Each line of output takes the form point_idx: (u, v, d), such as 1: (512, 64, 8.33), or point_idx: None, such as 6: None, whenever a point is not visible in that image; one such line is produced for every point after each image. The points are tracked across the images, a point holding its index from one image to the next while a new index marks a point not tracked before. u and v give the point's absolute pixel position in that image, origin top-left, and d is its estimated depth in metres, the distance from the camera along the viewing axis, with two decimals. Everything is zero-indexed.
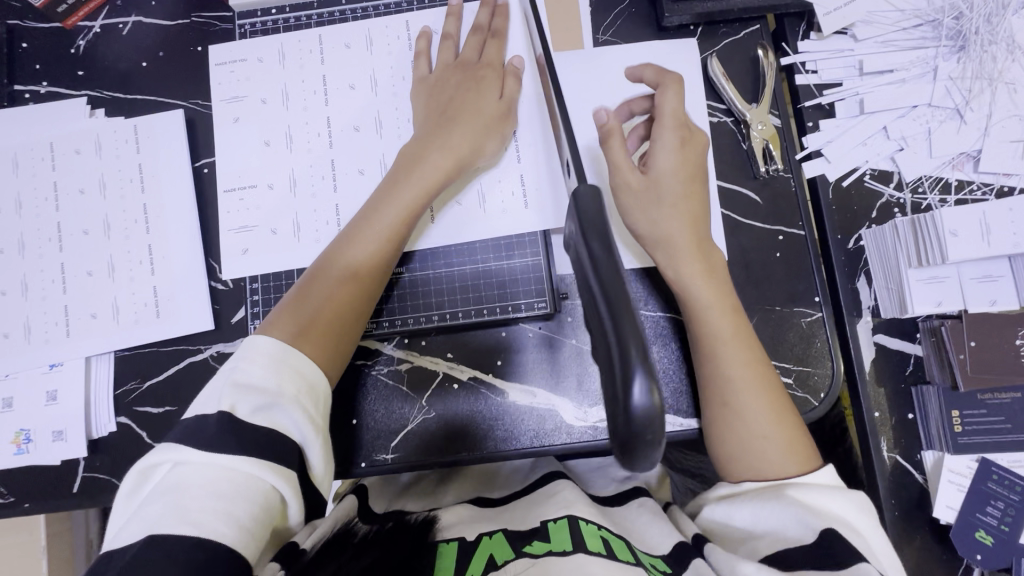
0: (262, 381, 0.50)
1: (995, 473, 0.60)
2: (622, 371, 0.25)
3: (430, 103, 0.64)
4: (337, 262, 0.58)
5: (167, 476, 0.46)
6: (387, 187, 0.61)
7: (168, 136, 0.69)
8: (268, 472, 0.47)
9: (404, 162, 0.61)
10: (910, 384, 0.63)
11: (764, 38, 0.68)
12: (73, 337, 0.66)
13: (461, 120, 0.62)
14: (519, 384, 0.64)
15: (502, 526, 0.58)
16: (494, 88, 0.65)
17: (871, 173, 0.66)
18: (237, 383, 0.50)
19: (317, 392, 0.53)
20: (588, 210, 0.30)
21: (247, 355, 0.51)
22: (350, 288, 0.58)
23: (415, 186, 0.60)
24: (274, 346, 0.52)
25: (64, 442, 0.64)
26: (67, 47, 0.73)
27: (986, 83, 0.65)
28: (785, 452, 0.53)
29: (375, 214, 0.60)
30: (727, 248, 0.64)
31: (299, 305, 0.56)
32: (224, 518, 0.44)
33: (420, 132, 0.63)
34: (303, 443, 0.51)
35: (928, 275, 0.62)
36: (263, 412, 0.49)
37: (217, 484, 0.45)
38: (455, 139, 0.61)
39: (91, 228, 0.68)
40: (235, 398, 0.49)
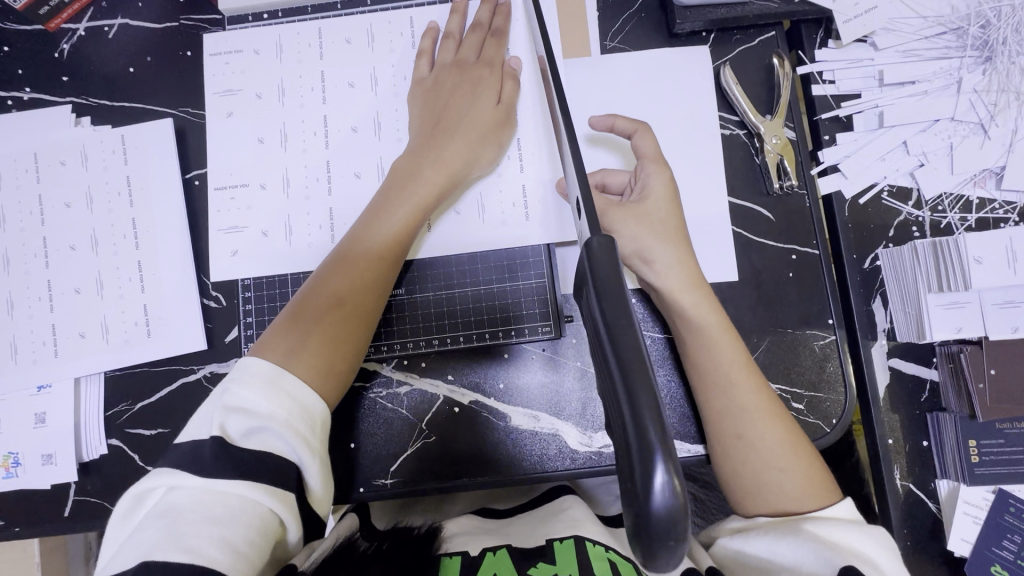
0: (254, 403, 0.47)
1: (1013, 506, 0.59)
2: (644, 461, 0.24)
3: (425, 109, 0.62)
4: (330, 279, 0.56)
5: (161, 501, 0.44)
6: (381, 200, 0.58)
7: (157, 147, 0.67)
8: (264, 496, 0.45)
9: (397, 175, 0.59)
10: (925, 411, 0.61)
11: (780, 45, 0.65)
12: (61, 357, 0.64)
13: (458, 128, 0.60)
14: (522, 409, 0.62)
15: (505, 542, 0.56)
16: (491, 91, 0.62)
17: (889, 190, 0.64)
18: (229, 407, 0.47)
19: (313, 415, 0.49)
20: (603, 268, 0.28)
21: (239, 378, 0.49)
22: (347, 307, 0.55)
23: (413, 197, 0.58)
24: (267, 369, 0.49)
25: (54, 466, 0.62)
26: (51, 52, 0.69)
27: (1012, 96, 0.62)
28: (802, 486, 0.51)
29: (369, 229, 0.57)
30: (738, 268, 0.62)
31: (292, 324, 0.53)
32: (219, 545, 0.42)
33: (415, 141, 0.61)
34: (300, 465, 0.47)
35: (949, 299, 0.60)
36: (257, 436, 0.46)
37: (213, 509, 0.43)
38: (453, 148, 0.59)
39: (79, 244, 0.65)
40: (228, 423, 0.47)
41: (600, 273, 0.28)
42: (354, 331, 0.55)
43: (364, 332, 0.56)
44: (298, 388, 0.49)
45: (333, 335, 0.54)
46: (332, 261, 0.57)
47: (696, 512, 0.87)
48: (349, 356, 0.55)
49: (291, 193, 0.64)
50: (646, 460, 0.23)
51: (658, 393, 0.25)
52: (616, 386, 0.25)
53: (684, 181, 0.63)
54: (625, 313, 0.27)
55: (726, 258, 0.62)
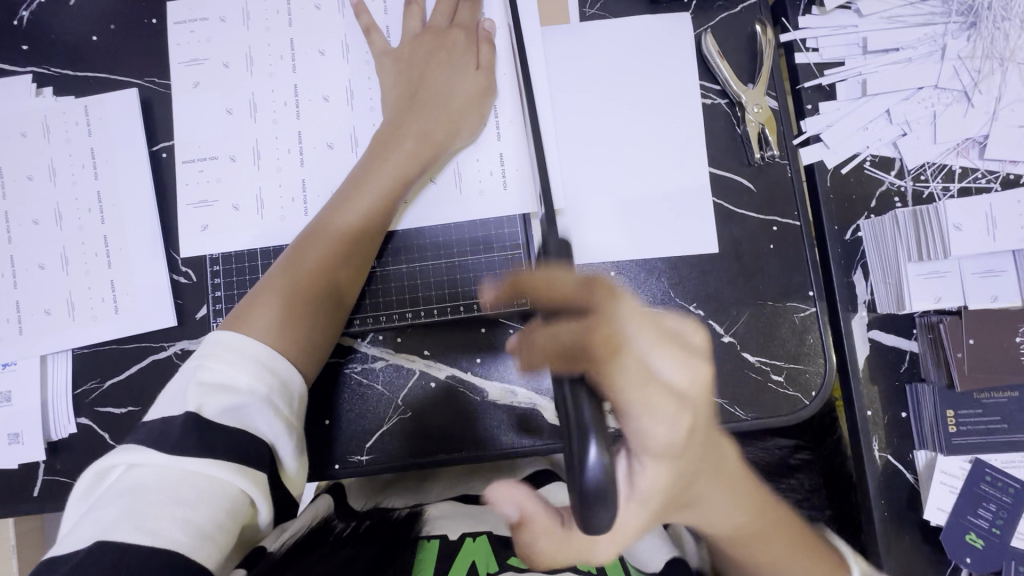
0: (231, 380, 0.46)
1: (989, 474, 0.58)
2: (581, 436, 0.31)
3: (401, 79, 0.60)
4: (306, 252, 0.54)
5: (122, 480, 0.42)
6: (360, 171, 0.57)
7: (121, 118, 0.64)
8: (234, 475, 0.43)
9: (378, 145, 0.58)
10: (904, 382, 0.61)
11: (763, 13, 0.64)
12: (26, 335, 0.62)
13: (437, 99, 0.59)
14: (499, 383, 0.62)
15: (486, 527, 0.56)
16: (468, 58, 0.60)
17: (871, 160, 0.63)
18: (204, 383, 0.46)
19: (291, 391, 0.49)
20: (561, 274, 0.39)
21: (213, 352, 0.47)
22: (324, 280, 0.54)
23: (392, 167, 0.57)
24: (239, 342, 0.48)
25: (22, 444, 0.61)
26: (10, 19, 0.67)
27: (996, 63, 0.61)
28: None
29: (348, 201, 0.56)
30: (716, 239, 0.61)
31: (268, 297, 0.52)
32: (184, 525, 0.40)
33: (394, 111, 0.60)
34: (275, 442, 0.47)
35: (928, 269, 0.59)
36: (232, 415, 0.45)
37: (178, 488, 0.41)
38: (433, 120, 0.59)
39: (42, 218, 0.63)
40: (203, 400, 0.45)
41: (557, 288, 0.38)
42: (331, 303, 0.54)
43: (340, 306, 0.56)
44: (271, 365, 0.48)
45: (310, 311, 0.53)
46: (308, 233, 0.56)
47: None
48: (329, 329, 0.54)
49: (261, 164, 0.62)
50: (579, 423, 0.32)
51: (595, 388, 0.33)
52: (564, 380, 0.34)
53: (665, 153, 0.62)
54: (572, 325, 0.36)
55: (705, 231, 0.61)
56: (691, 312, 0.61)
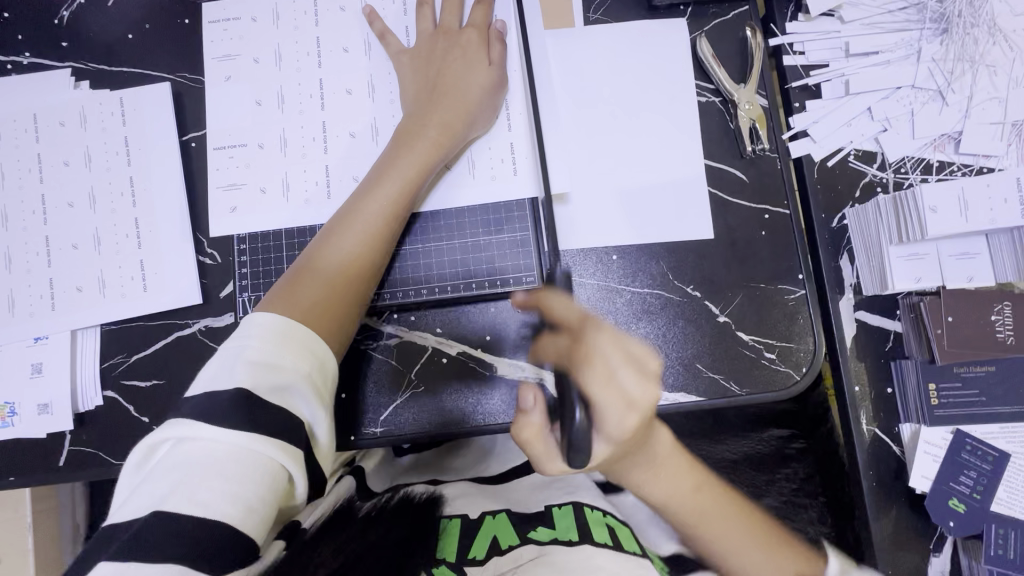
0: (278, 360, 0.48)
1: (970, 444, 0.62)
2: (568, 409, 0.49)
3: (418, 77, 0.65)
4: (332, 245, 0.58)
5: (171, 453, 0.44)
6: (384, 164, 0.61)
7: (155, 109, 0.69)
8: (276, 452, 0.44)
9: (401, 137, 0.62)
10: (889, 359, 0.65)
11: (753, 19, 0.69)
12: (59, 311, 0.65)
13: (453, 92, 0.63)
14: (507, 359, 0.65)
15: (506, 505, 0.59)
16: (481, 54, 0.65)
17: (855, 153, 0.67)
18: (249, 362, 0.47)
19: (327, 371, 0.51)
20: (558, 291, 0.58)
21: (253, 332, 0.49)
22: (352, 267, 0.58)
23: (415, 157, 0.61)
24: (277, 322, 0.50)
25: (51, 415, 0.64)
26: (51, 18, 0.71)
27: (967, 65, 0.66)
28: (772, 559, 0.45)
29: (374, 189, 0.60)
30: (713, 225, 0.66)
31: (300, 282, 0.56)
32: (229, 500, 0.42)
33: (415, 106, 0.63)
34: (312, 422, 0.49)
35: (909, 251, 0.62)
36: (276, 392, 0.47)
37: (224, 464, 0.43)
38: (451, 112, 0.62)
39: (77, 201, 0.67)
40: (250, 376, 0.47)
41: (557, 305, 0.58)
42: (359, 285, 0.58)
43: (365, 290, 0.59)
44: (312, 343, 0.51)
45: (339, 293, 0.56)
46: (337, 221, 0.59)
47: None
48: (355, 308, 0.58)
49: (289, 154, 0.66)
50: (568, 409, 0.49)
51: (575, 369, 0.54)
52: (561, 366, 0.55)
53: (664, 145, 0.66)
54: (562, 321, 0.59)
55: (702, 217, 0.66)
56: (688, 294, 0.65)
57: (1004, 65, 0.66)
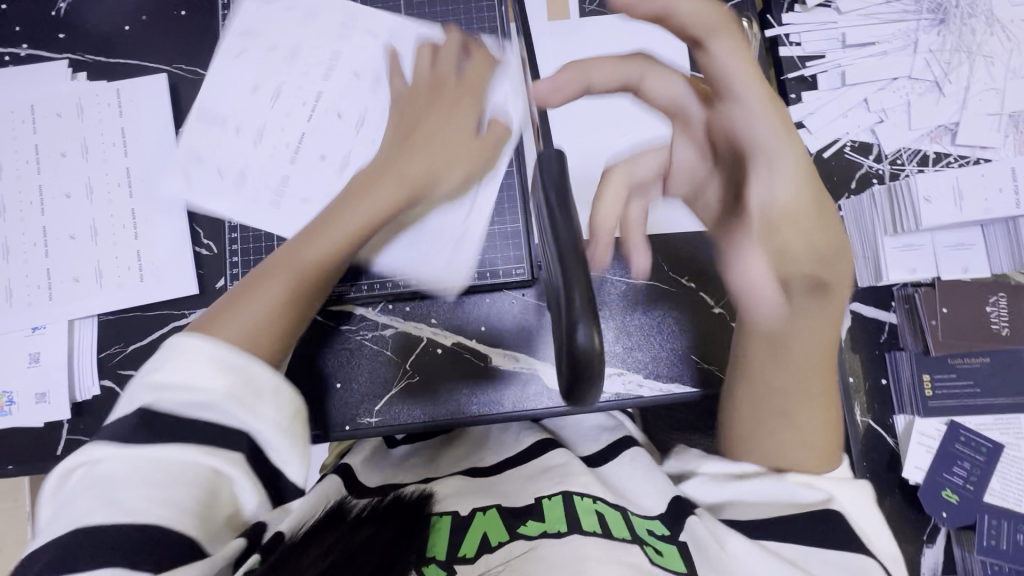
0: (194, 380, 0.41)
1: (964, 435, 0.62)
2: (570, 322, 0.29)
3: (402, 120, 0.60)
4: (269, 278, 0.50)
5: (84, 479, 0.39)
6: (343, 200, 0.55)
7: (152, 100, 0.69)
8: (209, 454, 0.40)
9: (368, 177, 0.56)
10: (884, 350, 0.64)
11: (749, 10, 0.68)
12: (56, 301, 0.66)
13: (435, 138, 0.57)
14: (503, 349, 0.65)
15: (495, 501, 0.56)
16: (471, 112, 0.60)
17: (851, 145, 0.67)
18: (160, 384, 0.41)
19: (257, 386, 0.43)
20: (551, 179, 0.33)
21: (175, 358, 0.42)
22: (285, 306, 0.49)
23: (376, 199, 0.54)
24: (219, 346, 0.43)
25: (48, 404, 0.64)
26: (49, 10, 0.72)
27: (964, 56, 0.66)
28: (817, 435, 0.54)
29: (328, 223, 0.53)
30: None
31: (227, 311, 0.47)
32: (162, 499, 0.38)
33: (391, 149, 0.58)
34: (245, 431, 0.42)
35: (904, 242, 0.63)
36: (194, 408, 0.41)
37: (151, 473, 0.39)
38: (427, 158, 0.56)
39: (74, 191, 0.67)
40: (159, 398, 0.41)
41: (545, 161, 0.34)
42: (277, 334, 0.48)
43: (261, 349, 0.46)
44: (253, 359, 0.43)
45: (287, 316, 0.49)
46: (275, 257, 0.52)
47: None
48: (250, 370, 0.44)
49: (284, 145, 0.66)
50: (570, 329, 0.29)
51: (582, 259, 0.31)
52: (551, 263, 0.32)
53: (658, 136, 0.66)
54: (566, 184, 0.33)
55: None
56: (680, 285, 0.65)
57: (1002, 56, 0.65)
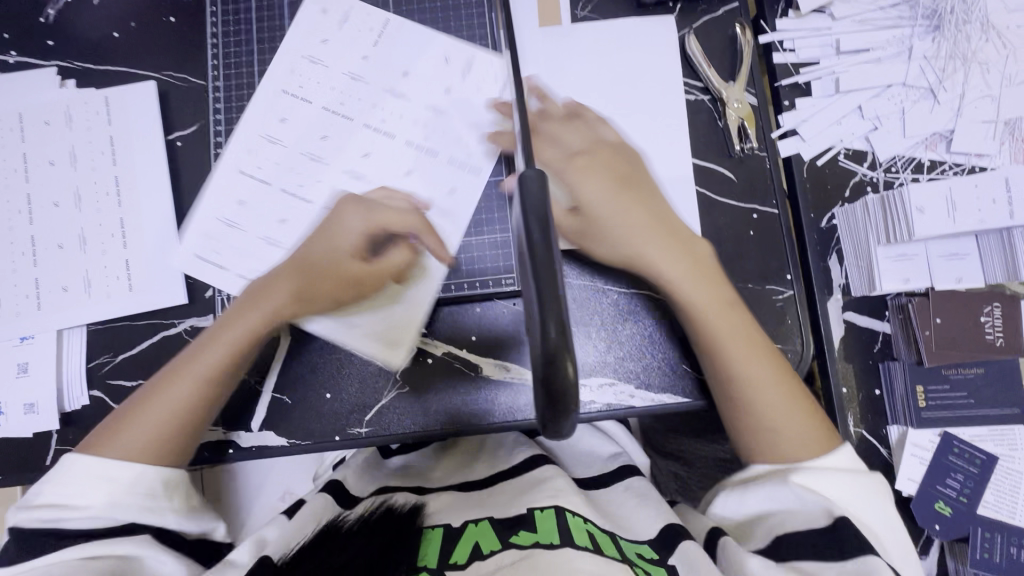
0: (75, 493, 0.53)
1: (957, 447, 0.62)
2: (548, 359, 0.28)
3: (315, 232, 0.63)
4: (162, 394, 0.58)
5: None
6: (215, 326, 0.60)
7: (140, 108, 0.69)
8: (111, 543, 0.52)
9: (252, 296, 0.61)
10: (877, 361, 0.64)
11: (742, 17, 0.68)
12: (44, 310, 0.65)
13: (332, 254, 0.61)
14: (494, 359, 0.65)
15: (487, 513, 0.56)
16: (359, 228, 0.61)
17: (845, 152, 0.67)
18: (48, 504, 0.53)
19: (95, 481, 0.53)
20: (534, 203, 0.31)
21: (54, 479, 0.54)
22: (165, 424, 0.57)
23: (246, 324, 0.60)
24: (91, 464, 0.54)
25: (37, 414, 0.64)
26: (37, 17, 0.71)
27: (960, 62, 0.65)
28: (800, 441, 0.56)
29: (208, 344, 0.59)
30: (699, 227, 0.65)
31: (116, 424, 0.57)
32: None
33: (296, 254, 0.62)
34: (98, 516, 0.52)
35: (897, 252, 0.62)
36: (62, 513, 0.52)
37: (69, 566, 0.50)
38: (325, 277, 0.61)
39: (62, 200, 0.67)
40: (43, 502, 0.53)
41: (531, 194, 0.32)
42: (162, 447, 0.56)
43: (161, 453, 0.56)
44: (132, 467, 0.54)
45: (169, 428, 0.57)
46: (161, 376, 0.59)
47: (678, 490, 0.84)
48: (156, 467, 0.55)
49: (272, 153, 0.66)
50: (553, 364, 0.28)
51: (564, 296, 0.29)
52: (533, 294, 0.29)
53: (650, 143, 0.66)
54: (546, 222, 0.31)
55: (691, 217, 0.65)
56: None
57: (997, 63, 0.65)
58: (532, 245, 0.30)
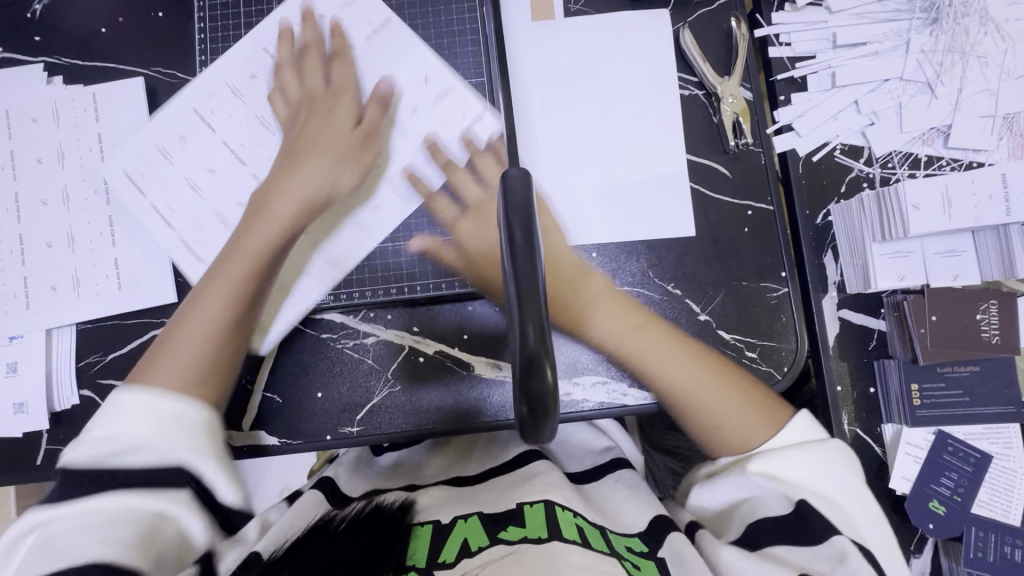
0: (124, 428, 0.48)
1: (951, 445, 0.62)
2: (527, 364, 0.28)
3: (288, 133, 0.64)
4: (201, 310, 0.55)
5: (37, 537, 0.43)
6: (234, 237, 0.59)
7: (128, 104, 0.68)
8: (147, 502, 0.45)
9: (254, 210, 0.60)
10: (872, 358, 0.63)
11: (738, 9, 0.67)
12: (33, 310, 0.65)
13: (314, 152, 0.62)
14: (485, 357, 0.64)
15: (477, 509, 0.55)
16: (347, 116, 0.64)
17: (841, 148, 0.66)
18: (102, 438, 0.47)
19: (183, 423, 0.49)
20: (516, 204, 0.31)
21: (107, 415, 0.48)
22: (219, 332, 0.55)
23: (268, 224, 0.59)
24: (143, 397, 0.49)
25: (27, 414, 0.64)
26: (23, 12, 0.70)
27: (958, 56, 0.64)
28: (754, 423, 0.53)
29: (233, 254, 0.57)
30: (693, 223, 0.64)
31: (165, 350, 0.53)
32: (105, 543, 0.43)
33: (275, 169, 0.63)
34: (186, 462, 0.48)
35: (892, 249, 0.62)
36: (124, 451, 0.47)
37: (104, 515, 0.44)
38: (309, 172, 0.61)
39: (50, 198, 0.66)
40: (101, 434, 0.47)
41: (513, 197, 0.31)
42: (227, 351, 0.55)
43: (232, 355, 0.56)
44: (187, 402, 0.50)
45: (208, 350, 0.54)
46: (191, 301, 0.56)
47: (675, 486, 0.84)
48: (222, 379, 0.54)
49: (262, 149, 0.65)
50: (533, 366, 0.28)
51: (544, 304, 0.29)
52: (512, 301, 0.29)
53: (644, 139, 0.65)
54: (529, 227, 0.31)
55: (684, 214, 0.64)
56: (668, 292, 0.63)
57: (996, 57, 0.64)
58: (514, 248, 0.30)
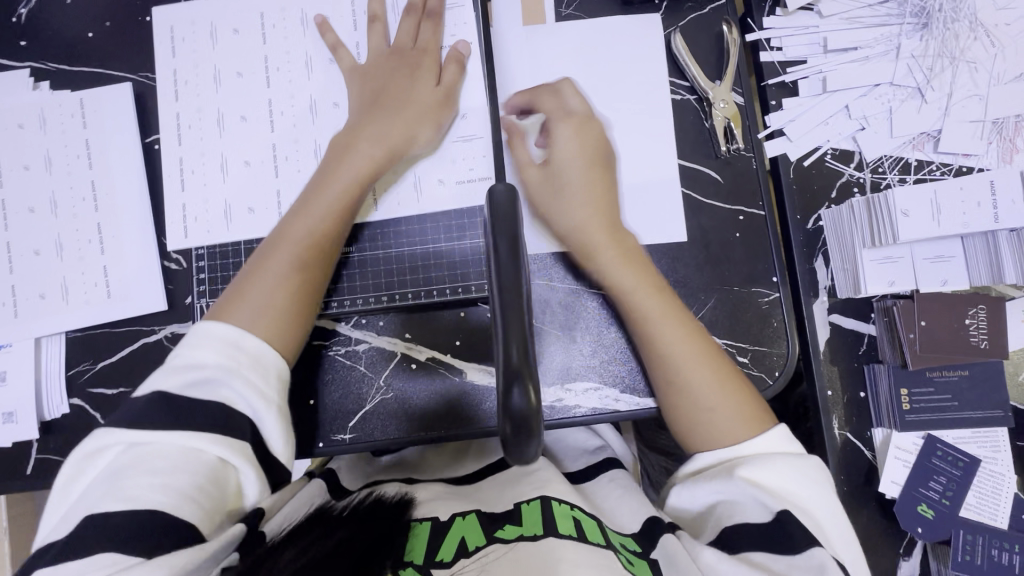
0: (205, 359, 0.50)
1: (940, 449, 0.62)
2: (507, 380, 0.27)
3: (364, 88, 0.62)
4: (287, 236, 0.56)
5: (120, 456, 0.46)
6: (317, 180, 0.59)
7: (115, 110, 0.67)
8: (215, 446, 0.47)
9: (334, 152, 0.60)
10: (863, 363, 0.64)
11: (729, 13, 0.67)
12: (22, 318, 0.64)
13: (394, 108, 0.61)
14: (477, 364, 0.64)
15: (475, 506, 0.56)
16: (429, 77, 0.62)
17: (832, 153, 0.66)
18: (186, 366, 0.50)
19: (264, 368, 0.51)
20: (501, 217, 0.31)
21: (195, 342, 0.50)
22: (297, 277, 0.55)
23: (350, 172, 0.58)
24: (223, 331, 0.51)
25: (15, 423, 0.63)
26: (8, 16, 0.69)
27: (947, 61, 0.64)
28: (742, 421, 0.53)
29: (314, 198, 0.58)
30: (685, 227, 0.64)
31: (245, 289, 0.54)
32: (167, 490, 0.44)
33: (354, 116, 0.61)
34: (257, 417, 0.49)
35: (882, 255, 0.62)
36: (204, 387, 0.49)
37: (171, 457, 0.46)
38: (387, 128, 0.60)
39: (37, 205, 0.66)
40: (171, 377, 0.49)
41: (499, 212, 0.31)
42: (304, 299, 0.55)
43: (310, 302, 0.56)
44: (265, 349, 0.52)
45: (285, 303, 0.54)
46: (269, 243, 0.57)
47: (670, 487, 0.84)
48: (295, 330, 0.55)
49: (252, 155, 0.65)
50: (513, 384, 0.27)
51: (527, 323, 0.28)
52: (496, 320, 0.29)
53: (635, 144, 0.65)
54: (515, 247, 0.30)
55: (676, 219, 0.64)
56: None
57: (985, 62, 0.64)
58: (498, 264, 0.29)
